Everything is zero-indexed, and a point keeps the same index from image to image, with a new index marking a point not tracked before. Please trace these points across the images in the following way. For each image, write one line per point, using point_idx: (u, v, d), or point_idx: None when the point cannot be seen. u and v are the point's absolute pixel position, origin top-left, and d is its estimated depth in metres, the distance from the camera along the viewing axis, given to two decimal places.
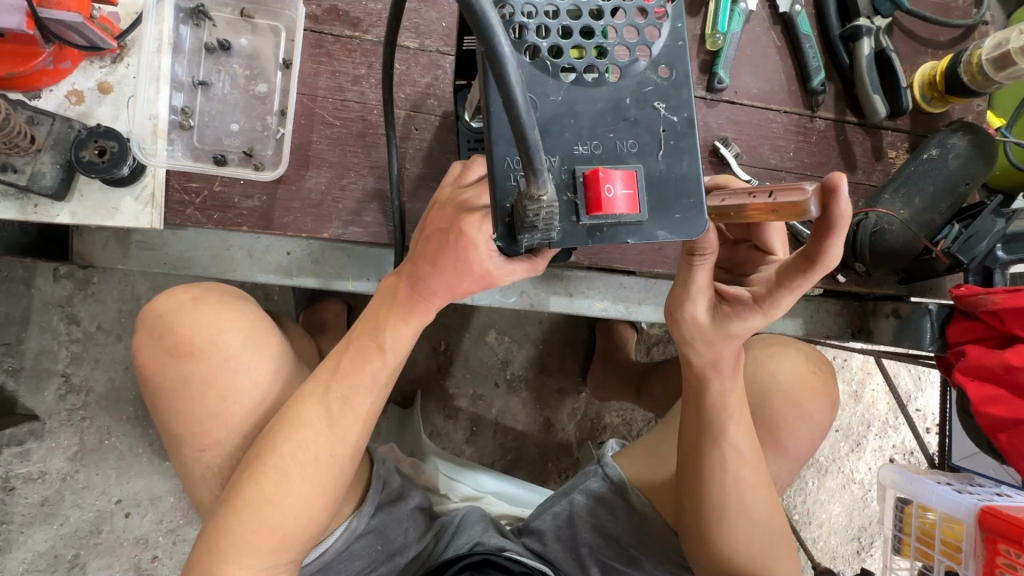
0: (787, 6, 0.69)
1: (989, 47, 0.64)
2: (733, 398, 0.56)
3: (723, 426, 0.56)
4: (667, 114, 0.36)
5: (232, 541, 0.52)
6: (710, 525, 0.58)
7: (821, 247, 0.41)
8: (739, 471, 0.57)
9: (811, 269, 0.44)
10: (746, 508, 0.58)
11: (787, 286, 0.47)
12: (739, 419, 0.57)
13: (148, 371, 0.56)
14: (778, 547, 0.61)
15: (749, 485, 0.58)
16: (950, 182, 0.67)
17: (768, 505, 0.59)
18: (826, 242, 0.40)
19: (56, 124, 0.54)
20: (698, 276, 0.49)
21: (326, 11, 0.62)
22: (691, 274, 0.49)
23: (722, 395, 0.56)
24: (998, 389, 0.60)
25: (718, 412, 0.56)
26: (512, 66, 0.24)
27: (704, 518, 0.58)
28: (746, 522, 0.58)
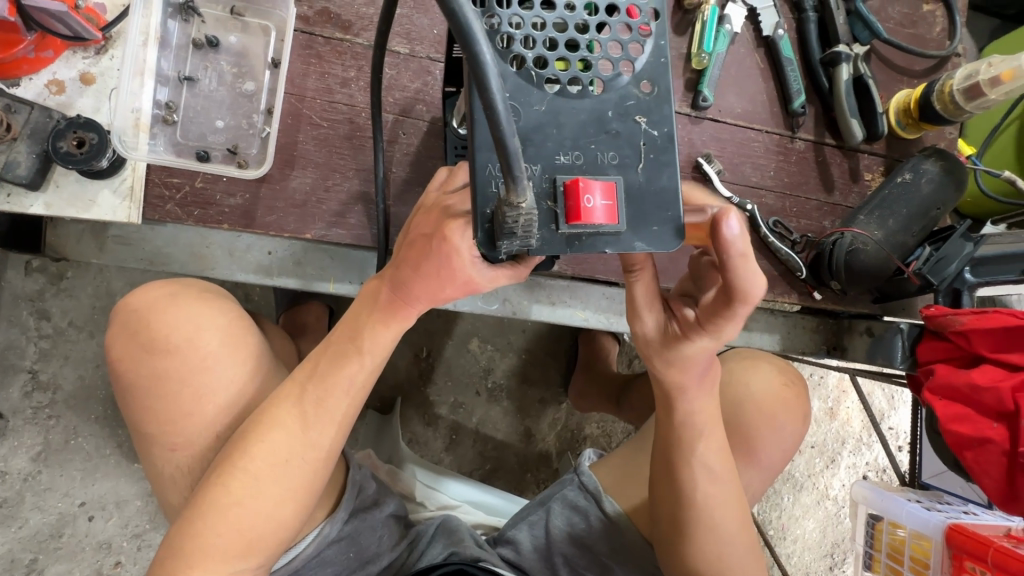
0: (770, 30, 0.72)
1: (960, 77, 0.67)
2: (704, 414, 0.57)
3: (698, 446, 0.57)
4: (648, 128, 0.37)
5: (197, 546, 0.50)
6: (684, 539, 0.58)
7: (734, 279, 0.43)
8: (711, 486, 0.57)
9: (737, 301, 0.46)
10: (719, 524, 0.58)
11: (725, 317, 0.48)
12: (710, 435, 0.57)
13: (120, 366, 0.55)
14: (752, 561, 0.61)
15: (721, 499, 0.58)
16: (922, 206, 0.69)
17: (741, 520, 0.59)
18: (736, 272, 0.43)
19: (34, 113, 0.53)
20: (638, 294, 0.51)
21: (318, 13, 0.63)
22: (632, 291, 0.51)
23: (693, 409, 0.56)
24: (963, 407, 0.61)
25: (692, 433, 0.57)
26: (493, 74, 0.24)
27: (678, 531, 0.59)
28: (719, 537, 0.58)
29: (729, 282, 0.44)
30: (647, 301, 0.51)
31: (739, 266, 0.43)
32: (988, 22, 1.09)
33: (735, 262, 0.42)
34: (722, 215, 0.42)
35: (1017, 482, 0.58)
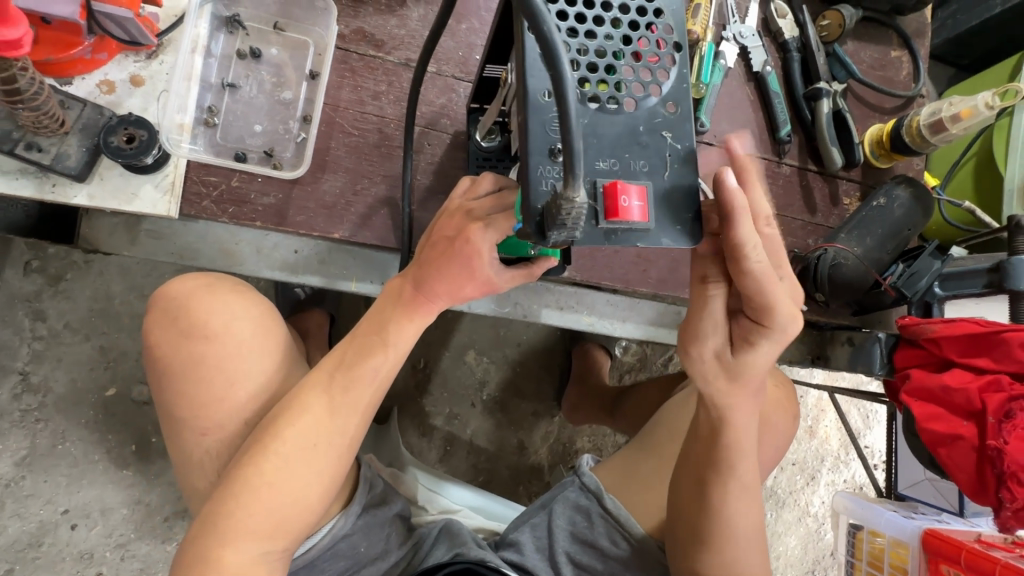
0: (759, 66, 0.80)
1: (925, 115, 0.75)
2: (746, 436, 0.58)
3: (734, 464, 0.58)
4: (673, 142, 0.42)
5: (229, 525, 0.53)
6: (701, 547, 0.60)
7: (734, 237, 0.48)
8: (739, 502, 0.59)
9: (750, 270, 0.49)
10: (739, 537, 0.60)
11: (757, 298, 0.51)
12: (747, 454, 0.59)
13: (160, 349, 0.58)
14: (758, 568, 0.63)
15: (745, 513, 0.60)
16: (895, 227, 0.76)
17: (757, 532, 0.61)
18: (733, 228, 0.47)
19: (87, 110, 0.57)
20: (713, 307, 0.54)
21: (353, 31, 0.67)
22: (707, 305, 0.54)
23: (737, 431, 0.57)
24: (937, 407, 0.67)
25: (731, 450, 0.58)
26: (569, 89, 0.30)
27: (692, 537, 0.60)
28: (735, 547, 0.60)
29: (731, 241, 0.48)
30: (719, 317, 0.55)
31: (739, 220, 0.47)
32: (946, 70, 1.21)
33: (733, 217, 0.47)
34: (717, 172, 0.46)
35: (987, 477, 0.62)
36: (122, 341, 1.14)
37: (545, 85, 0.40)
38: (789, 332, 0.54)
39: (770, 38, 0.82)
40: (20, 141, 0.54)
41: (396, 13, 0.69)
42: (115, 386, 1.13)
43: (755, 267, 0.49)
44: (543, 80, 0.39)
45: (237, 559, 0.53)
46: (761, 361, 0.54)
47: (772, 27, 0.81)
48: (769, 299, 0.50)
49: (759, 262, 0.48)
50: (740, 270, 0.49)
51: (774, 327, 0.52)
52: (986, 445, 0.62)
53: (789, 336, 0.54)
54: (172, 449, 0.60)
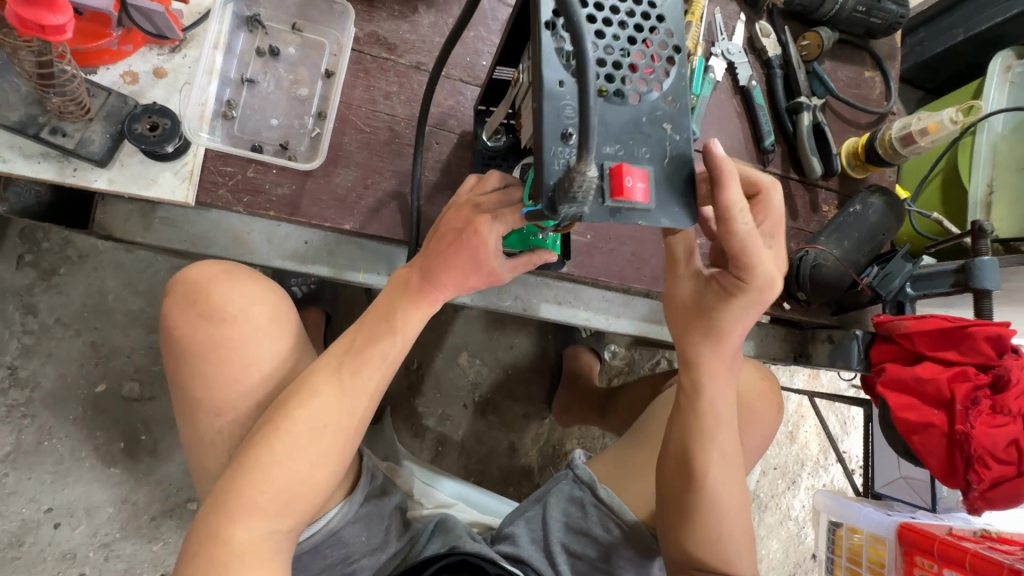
0: (745, 81, 0.85)
1: (897, 128, 0.81)
2: (727, 405, 0.64)
3: (719, 434, 0.63)
4: (672, 132, 0.46)
5: (240, 503, 0.54)
6: (686, 518, 0.63)
7: (724, 200, 0.51)
8: (722, 473, 0.63)
9: (732, 231, 0.53)
10: (723, 509, 0.63)
11: (739, 259, 0.54)
12: (728, 425, 0.63)
13: (179, 330, 0.60)
14: (744, 549, 0.66)
15: (728, 486, 0.63)
16: (869, 232, 0.82)
17: (740, 509, 0.65)
18: (723, 193, 0.51)
19: (111, 98, 0.59)
20: (677, 251, 0.63)
21: (368, 35, 0.71)
22: (672, 248, 0.63)
23: (716, 399, 0.63)
24: (910, 398, 0.71)
25: (714, 419, 0.63)
26: (589, 73, 0.35)
27: (681, 515, 0.63)
28: (719, 520, 0.63)
29: (720, 203, 0.51)
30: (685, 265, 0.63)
31: (728, 183, 0.50)
32: (914, 93, 1.30)
33: (721, 180, 0.51)
34: (707, 143, 0.50)
35: (956, 460, 0.68)
36: (114, 337, 1.13)
37: (559, 76, 0.43)
38: (766, 292, 0.58)
39: (755, 55, 0.88)
40: (45, 126, 0.56)
41: (409, 19, 0.72)
42: (105, 383, 1.12)
43: (742, 229, 0.53)
44: (557, 71, 0.43)
45: (247, 536, 0.54)
46: (733, 315, 0.59)
47: (757, 46, 0.87)
48: (750, 260, 0.54)
49: (745, 223, 0.52)
50: (731, 231, 0.53)
51: (752, 285, 0.56)
52: (955, 430, 0.68)
53: (767, 299, 0.59)
54: (183, 429, 0.61)
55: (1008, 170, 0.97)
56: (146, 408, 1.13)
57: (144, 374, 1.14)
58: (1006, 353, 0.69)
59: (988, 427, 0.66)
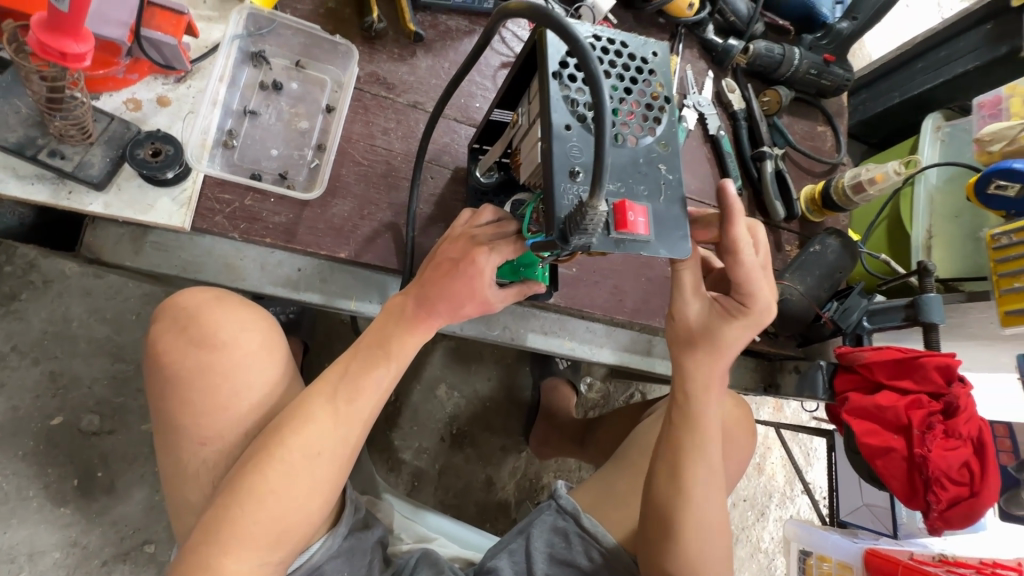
0: (714, 130, 0.92)
1: (849, 177, 0.90)
2: (715, 419, 0.66)
3: (704, 449, 0.65)
4: (666, 172, 0.51)
5: (233, 533, 0.53)
6: (669, 534, 0.64)
7: (731, 235, 0.58)
8: (706, 486, 0.65)
9: (732, 259, 0.60)
10: (700, 520, 0.64)
11: (740, 288, 0.61)
12: (715, 441, 0.66)
13: (167, 356, 0.59)
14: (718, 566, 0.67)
15: (710, 499, 0.65)
16: (829, 269, 0.89)
17: (718, 528, 0.66)
18: (731, 229, 0.58)
19: (114, 124, 0.60)
20: (685, 281, 0.62)
21: (368, 75, 0.74)
22: (679, 278, 0.62)
23: (706, 414, 0.65)
24: (873, 424, 0.76)
25: (701, 433, 0.65)
26: (605, 120, 0.39)
27: (660, 527, 0.64)
28: (696, 538, 0.64)
29: (728, 237, 0.58)
30: (692, 290, 0.63)
31: (737, 220, 0.57)
32: (859, 147, 1.43)
33: (731, 217, 0.58)
34: (722, 182, 0.57)
35: (915, 483, 0.72)
36: (75, 366, 1.10)
37: (566, 120, 0.47)
38: (762, 316, 0.63)
39: (722, 108, 0.96)
40: (44, 148, 0.56)
41: (408, 61, 0.76)
42: (62, 416, 1.08)
43: (747, 261, 0.60)
44: (564, 116, 0.48)
45: (237, 567, 0.53)
46: (735, 337, 0.62)
47: (723, 100, 0.96)
48: (751, 286, 0.61)
49: (748, 255, 0.59)
50: (735, 261, 0.60)
51: (754, 311, 0.62)
52: (914, 453, 0.72)
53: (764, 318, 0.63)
54: (166, 458, 0.60)
55: (943, 219, 1.09)
56: (105, 442, 1.09)
57: (105, 406, 1.10)
58: (957, 382, 0.74)
59: (943, 450, 0.71)
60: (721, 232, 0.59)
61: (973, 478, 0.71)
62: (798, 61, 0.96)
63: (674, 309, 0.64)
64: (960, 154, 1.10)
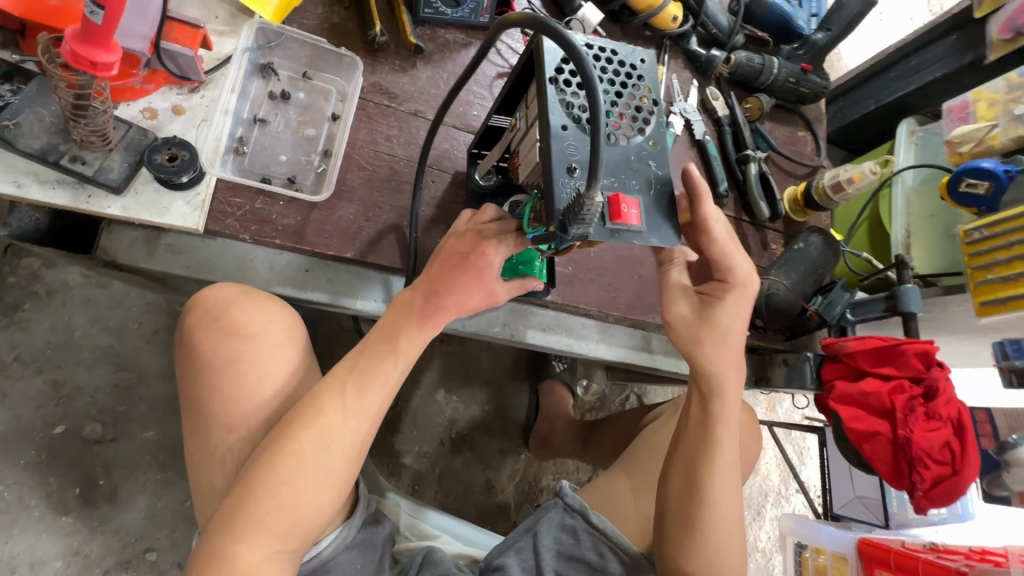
0: (700, 135, 0.96)
1: (828, 178, 0.95)
2: (732, 411, 0.68)
3: (720, 440, 0.67)
4: (656, 168, 0.55)
5: (248, 522, 0.55)
6: (685, 522, 0.67)
7: (700, 213, 0.63)
8: (722, 476, 0.67)
9: (707, 235, 0.65)
10: (719, 511, 0.66)
11: (721, 265, 0.66)
12: (731, 432, 0.68)
13: (200, 346, 0.62)
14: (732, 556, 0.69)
15: (726, 490, 0.67)
16: (812, 265, 0.93)
17: (733, 516, 0.68)
18: (699, 207, 0.63)
19: (132, 131, 0.63)
20: (673, 278, 0.69)
21: (371, 85, 0.78)
22: (668, 275, 0.70)
23: (722, 407, 0.67)
24: (859, 410, 0.80)
25: (716, 424, 0.67)
26: (599, 117, 0.42)
27: (681, 519, 0.67)
28: (712, 525, 0.67)
29: (700, 215, 0.63)
30: (679, 287, 0.69)
31: (704, 199, 0.63)
32: (839, 152, 1.49)
33: (699, 198, 0.63)
34: (684, 167, 0.62)
35: (901, 465, 0.76)
36: (77, 375, 1.11)
37: (562, 121, 0.51)
38: (749, 287, 0.67)
39: (707, 114, 1.01)
40: (66, 154, 0.59)
41: (408, 72, 0.80)
42: (64, 424, 1.08)
43: (718, 235, 0.65)
44: (561, 117, 0.51)
45: (251, 557, 0.55)
46: (728, 318, 0.66)
47: (708, 106, 1.00)
48: (730, 259, 0.65)
49: (719, 229, 0.64)
50: (709, 238, 0.65)
51: (737, 282, 0.66)
52: (898, 435, 0.76)
53: (751, 292, 0.67)
54: (191, 443, 0.62)
55: (920, 219, 1.14)
56: (108, 450, 1.10)
57: (107, 414, 1.11)
58: (934, 367, 0.78)
59: (923, 431, 0.75)
60: (692, 211, 0.64)
61: (953, 457, 0.75)
62: (777, 70, 1.01)
63: (666, 315, 0.69)
64: (934, 156, 1.16)
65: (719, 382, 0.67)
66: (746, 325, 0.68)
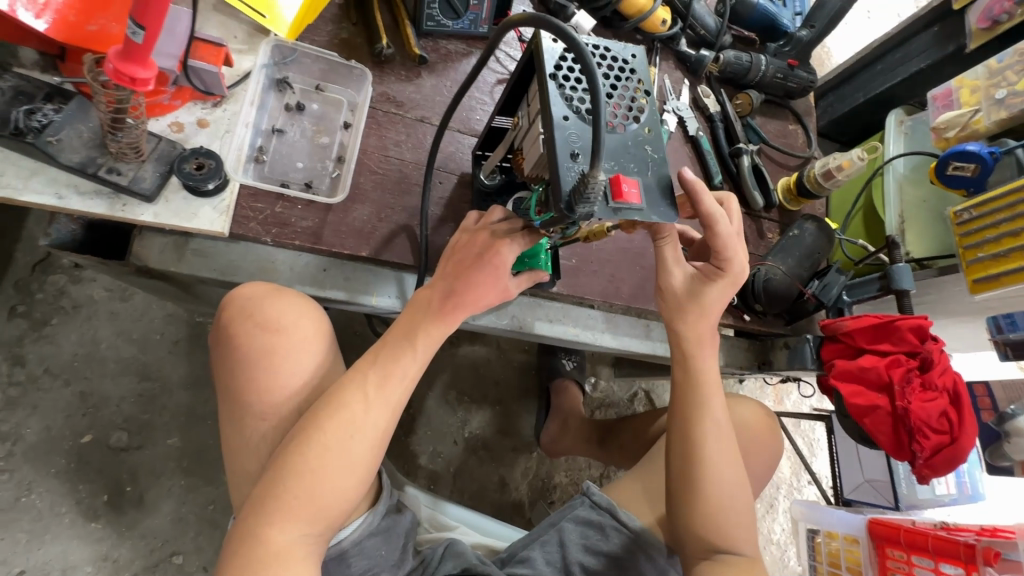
0: (694, 132, 1.01)
1: (819, 167, 0.98)
2: (710, 373, 0.73)
3: (707, 407, 0.71)
4: (653, 152, 0.59)
5: (277, 505, 0.58)
6: (697, 490, 0.68)
7: (700, 207, 0.66)
8: (717, 442, 0.70)
9: (708, 228, 0.67)
10: (722, 479, 0.69)
11: (722, 254, 0.69)
12: (716, 393, 0.73)
13: (236, 340, 0.65)
14: (742, 530, 0.70)
15: (725, 457, 0.70)
16: (808, 251, 0.97)
17: (737, 483, 0.70)
18: (699, 202, 0.66)
19: (162, 143, 0.67)
20: (668, 255, 0.71)
21: (380, 95, 0.83)
22: (661, 252, 0.71)
23: (703, 370, 0.73)
24: (858, 385, 0.82)
25: (701, 391, 0.72)
26: (600, 102, 0.46)
27: (687, 489, 0.69)
28: (717, 490, 0.69)
29: (702, 210, 0.66)
30: (674, 260, 0.71)
31: (703, 196, 0.65)
32: (832, 145, 1.53)
33: (697, 194, 0.65)
34: (679, 171, 0.65)
35: (901, 436, 0.79)
36: (104, 385, 1.15)
37: (564, 112, 0.55)
38: (738, 274, 0.72)
39: (699, 111, 1.05)
40: (103, 166, 0.63)
41: (414, 82, 0.85)
42: (92, 433, 1.12)
43: (722, 229, 0.67)
44: (562, 109, 0.55)
45: (281, 539, 0.57)
46: (714, 298, 0.71)
47: (700, 104, 1.05)
48: (730, 252, 0.69)
49: (722, 223, 0.67)
50: (711, 231, 0.67)
51: (730, 273, 0.71)
52: (897, 407, 0.79)
53: (738, 274, 0.72)
54: (227, 432, 0.66)
55: (914, 205, 1.17)
56: (133, 457, 1.14)
57: (132, 423, 1.15)
58: (929, 340, 0.81)
59: (922, 401, 0.78)
60: (693, 207, 0.67)
61: (952, 425, 0.77)
62: (764, 67, 1.06)
63: (660, 282, 0.73)
64: (924, 144, 1.19)
65: (693, 345, 0.73)
66: (726, 304, 0.73)
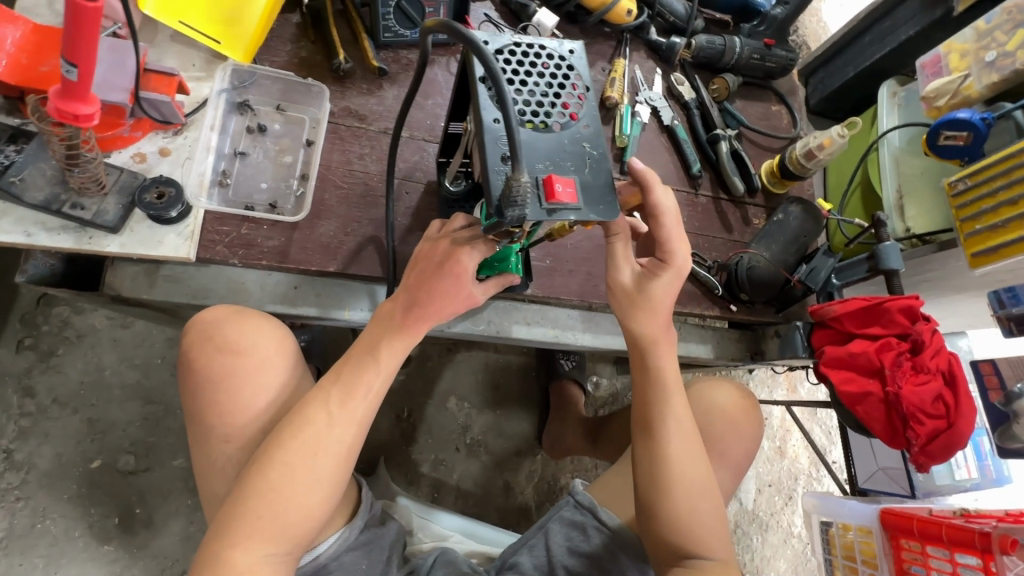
0: (668, 121, 0.99)
1: (800, 147, 0.95)
2: (670, 371, 0.71)
3: (668, 407, 0.69)
4: (591, 149, 0.58)
5: (241, 526, 0.58)
6: (662, 493, 0.67)
7: (651, 200, 0.67)
8: (681, 442, 0.68)
9: (658, 221, 0.68)
10: (689, 480, 0.67)
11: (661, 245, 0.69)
12: (678, 393, 0.70)
13: (197, 364, 0.66)
14: (716, 532, 0.68)
15: (690, 458, 0.68)
16: (792, 236, 0.95)
17: (706, 485, 0.68)
18: (650, 195, 0.67)
19: (124, 175, 0.69)
20: (618, 251, 0.70)
21: (342, 109, 0.83)
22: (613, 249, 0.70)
23: (660, 367, 0.70)
24: (849, 371, 0.79)
25: (664, 389, 0.70)
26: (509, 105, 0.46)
27: (656, 492, 0.67)
28: (685, 492, 0.67)
29: (651, 202, 0.67)
30: (624, 257, 0.71)
31: (654, 187, 0.66)
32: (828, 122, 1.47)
33: (648, 186, 0.66)
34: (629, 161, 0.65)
35: (895, 423, 0.75)
36: (110, 411, 1.19)
37: (495, 115, 0.55)
38: (680, 264, 0.70)
39: (674, 100, 1.02)
40: (67, 202, 0.65)
41: (376, 94, 0.85)
42: (101, 458, 1.16)
43: (668, 220, 0.68)
44: (493, 112, 0.55)
45: (246, 559, 0.58)
46: (662, 293, 0.69)
47: (675, 92, 1.02)
48: (670, 243, 0.69)
49: (669, 217, 0.68)
50: (658, 224, 0.68)
51: (673, 263, 0.69)
52: (888, 393, 0.75)
53: (680, 267, 0.70)
54: (196, 456, 0.67)
55: (912, 179, 1.12)
56: (141, 479, 1.17)
57: (139, 446, 1.18)
58: (919, 321, 0.78)
59: (914, 385, 0.74)
60: (643, 200, 0.68)
61: (949, 410, 0.74)
62: (739, 49, 1.03)
63: (608, 278, 0.71)
64: (917, 116, 1.14)
65: (652, 343, 0.70)
66: (674, 300, 0.71)
